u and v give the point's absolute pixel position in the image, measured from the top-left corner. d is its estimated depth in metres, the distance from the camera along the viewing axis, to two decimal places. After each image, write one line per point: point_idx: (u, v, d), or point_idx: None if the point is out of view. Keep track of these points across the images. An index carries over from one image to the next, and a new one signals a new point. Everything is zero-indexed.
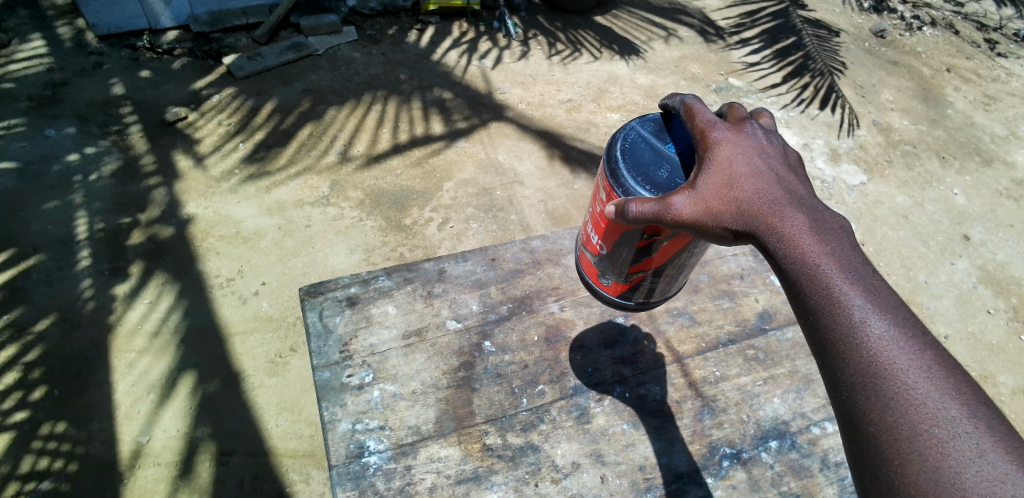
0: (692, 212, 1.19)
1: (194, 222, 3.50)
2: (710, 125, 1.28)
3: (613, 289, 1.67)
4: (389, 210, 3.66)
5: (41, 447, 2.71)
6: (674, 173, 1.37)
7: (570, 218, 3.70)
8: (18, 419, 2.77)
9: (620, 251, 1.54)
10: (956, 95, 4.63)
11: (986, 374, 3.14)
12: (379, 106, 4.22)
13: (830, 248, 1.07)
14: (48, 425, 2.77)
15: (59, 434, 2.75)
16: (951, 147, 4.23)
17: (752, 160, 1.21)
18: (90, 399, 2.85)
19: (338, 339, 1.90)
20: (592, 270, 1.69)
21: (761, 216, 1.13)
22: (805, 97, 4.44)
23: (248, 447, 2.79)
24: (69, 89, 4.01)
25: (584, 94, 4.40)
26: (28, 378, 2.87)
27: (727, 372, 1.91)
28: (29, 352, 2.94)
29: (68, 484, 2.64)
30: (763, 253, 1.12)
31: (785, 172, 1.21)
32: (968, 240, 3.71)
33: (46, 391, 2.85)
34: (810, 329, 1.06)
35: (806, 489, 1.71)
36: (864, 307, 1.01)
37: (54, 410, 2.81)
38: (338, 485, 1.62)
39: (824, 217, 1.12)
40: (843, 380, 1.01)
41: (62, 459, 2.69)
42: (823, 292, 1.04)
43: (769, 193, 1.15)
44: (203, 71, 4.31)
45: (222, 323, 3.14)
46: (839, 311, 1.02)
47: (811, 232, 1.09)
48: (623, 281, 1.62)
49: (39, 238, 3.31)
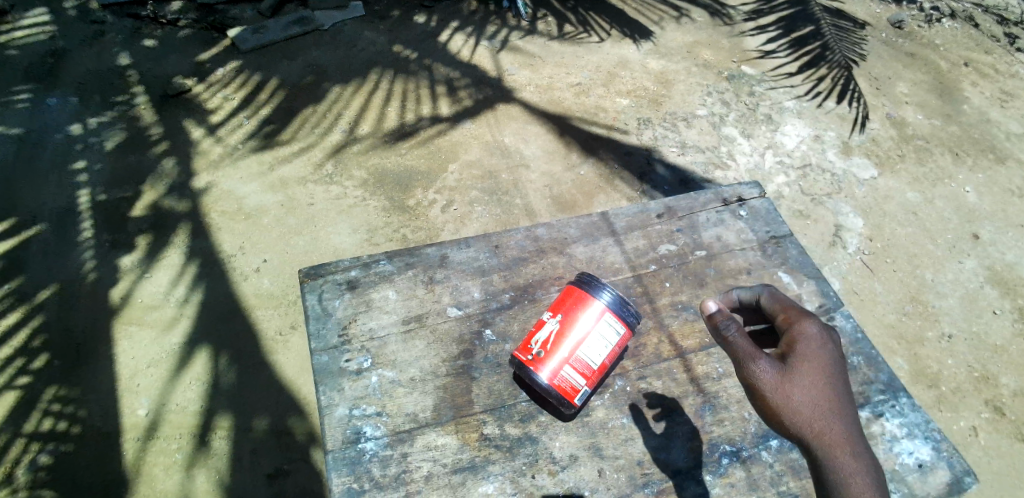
0: (768, 377, 1.52)
1: (196, 196, 3.47)
2: (788, 314, 1.64)
3: (571, 389, 1.69)
4: (393, 191, 3.62)
5: (43, 412, 2.72)
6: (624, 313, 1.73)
7: (575, 204, 3.65)
8: (21, 384, 2.78)
9: (594, 348, 1.70)
10: (973, 91, 4.53)
11: (987, 375, 3.14)
12: (386, 83, 4.16)
13: (840, 410, 1.50)
14: (50, 390, 2.78)
15: (60, 400, 2.75)
16: (964, 144, 4.15)
17: (818, 348, 1.56)
18: (91, 368, 2.85)
19: (337, 322, 1.87)
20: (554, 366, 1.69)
21: (801, 369, 1.53)
22: (822, 90, 4.38)
23: (246, 423, 2.77)
24: (72, 58, 3.97)
25: (594, 78, 4.33)
26: (31, 345, 2.88)
27: (730, 369, 1.89)
28: (30, 321, 2.94)
29: (68, 450, 2.64)
30: (803, 445, 1.47)
31: (839, 373, 1.56)
32: (977, 239, 3.66)
33: (48, 358, 2.86)
34: (815, 470, 1.45)
35: (805, 489, 1.70)
36: (847, 443, 1.45)
37: (56, 376, 2.81)
38: (334, 470, 1.62)
39: (841, 389, 1.53)
40: (826, 481, 1.42)
41: (65, 424, 2.70)
42: (820, 431, 1.47)
43: (819, 362, 1.54)
44: (207, 42, 4.24)
45: (222, 298, 3.12)
46: (829, 445, 1.45)
47: (829, 398, 1.51)
48: (584, 378, 1.70)
49: (41, 208, 3.31)
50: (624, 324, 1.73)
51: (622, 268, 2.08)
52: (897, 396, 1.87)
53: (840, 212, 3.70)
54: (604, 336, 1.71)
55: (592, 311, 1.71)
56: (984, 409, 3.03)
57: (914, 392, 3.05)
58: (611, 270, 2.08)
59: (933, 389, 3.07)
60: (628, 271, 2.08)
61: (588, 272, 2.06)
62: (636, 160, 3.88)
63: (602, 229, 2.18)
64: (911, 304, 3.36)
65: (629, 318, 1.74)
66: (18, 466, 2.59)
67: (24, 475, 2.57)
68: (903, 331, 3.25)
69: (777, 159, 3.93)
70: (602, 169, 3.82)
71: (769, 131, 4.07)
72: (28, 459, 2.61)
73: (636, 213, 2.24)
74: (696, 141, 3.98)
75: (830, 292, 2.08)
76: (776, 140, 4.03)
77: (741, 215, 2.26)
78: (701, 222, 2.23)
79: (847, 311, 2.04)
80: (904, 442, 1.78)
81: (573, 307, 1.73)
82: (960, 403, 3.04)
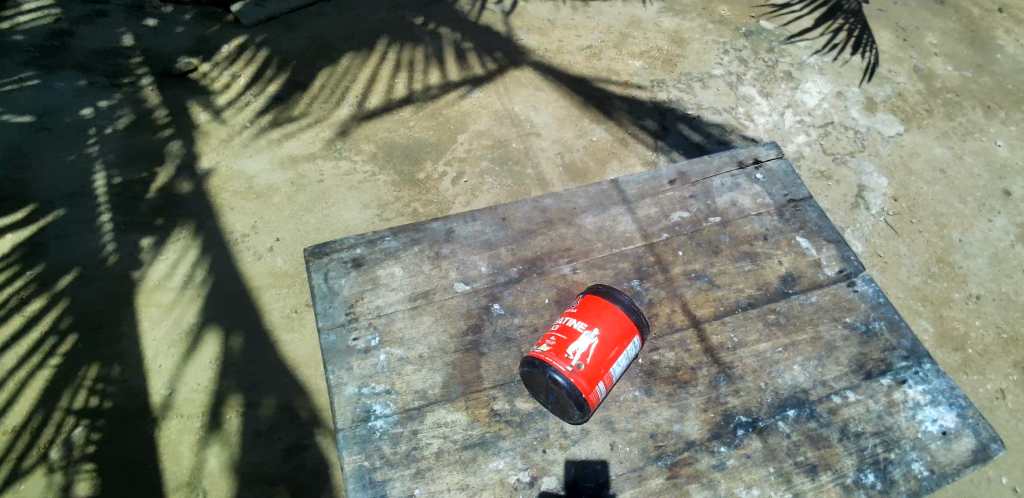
0: None
1: (207, 176, 3.48)
2: None
3: (596, 402, 1.66)
4: (403, 164, 3.58)
5: (73, 392, 2.76)
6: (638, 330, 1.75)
7: (588, 171, 3.58)
8: (52, 365, 2.83)
9: (620, 364, 1.70)
10: (1008, 39, 4.23)
11: (1016, 336, 3.04)
12: (392, 54, 4.07)
13: None
14: (79, 370, 2.82)
15: (89, 380, 2.80)
16: (996, 95, 3.93)
17: None
18: (117, 348, 2.90)
19: (344, 301, 1.87)
20: (591, 380, 1.63)
21: None
22: (838, 43, 4.21)
23: (266, 399, 2.81)
24: (78, 40, 3.95)
25: (605, 40, 4.19)
26: (59, 326, 2.92)
27: (746, 338, 1.84)
28: (55, 304, 2.98)
29: (98, 429, 2.69)
30: None
31: None
32: (1009, 195, 3.50)
33: (76, 339, 2.90)
34: None
35: (823, 459, 1.66)
36: None
37: (84, 357, 2.86)
38: (345, 449, 1.63)
39: None
40: None
41: (96, 401, 2.75)
42: None
43: None
44: (212, 19, 4.19)
45: (237, 277, 3.14)
46: None
47: None
48: (607, 389, 1.69)
49: (58, 192, 3.33)
50: (639, 343, 1.77)
51: (634, 238, 2.03)
52: (921, 362, 1.81)
53: (863, 171, 3.58)
54: (628, 353, 1.72)
55: (623, 329, 1.70)
56: (1012, 372, 2.95)
57: (938, 355, 2.97)
58: (622, 240, 2.02)
59: (960, 352, 2.99)
60: (640, 241, 2.03)
61: (598, 242, 2.02)
62: (650, 124, 3.77)
63: (612, 197, 2.12)
64: (936, 265, 3.26)
65: (642, 336, 1.78)
66: (51, 445, 2.64)
67: (59, 452, 2.63)
68: (928, 293, 3.16)
69: (797, 119, 3.80)
70: (614, 135, 3.72)
71: (789, 89, 3.93)
72: (60, 439, 2.65)
73: (647, 180, 2.17)
74: (712, 103, 3.85)
75: (851, 257, 2.00)
76: (796, 98, 3.89)
77: (758, 178, 2.18)
78: (715, 187, 2.16)
79: (869, 276, 1.97)
80: (928, 409, 1.73)
81: (606, 323, 1.69)
82: (987, 365, 2.96)
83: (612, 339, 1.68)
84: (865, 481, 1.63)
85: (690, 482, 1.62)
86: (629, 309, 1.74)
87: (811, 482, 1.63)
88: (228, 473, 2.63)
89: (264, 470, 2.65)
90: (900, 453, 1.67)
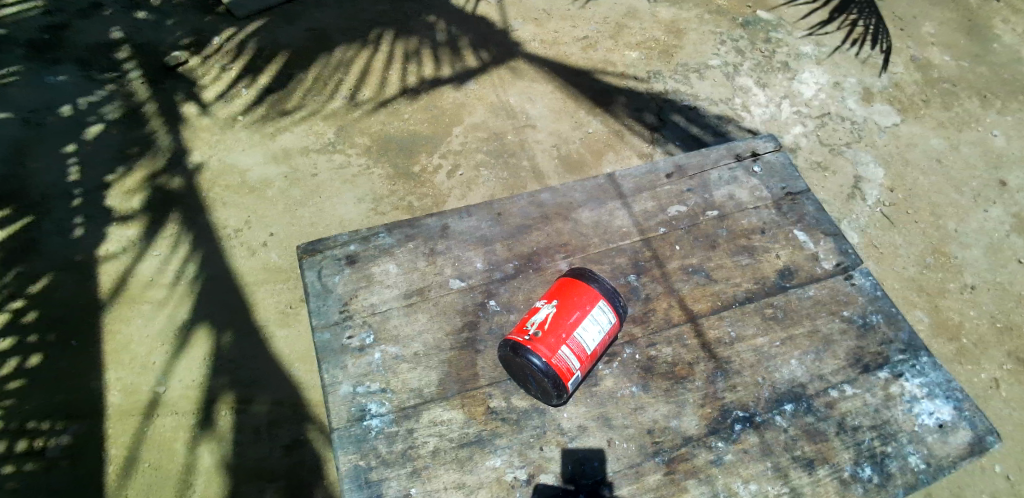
0: None
1: (200, 171, 3.45)
2: None
3: (567, 372, 1.63)
4: (397, 157, 3.55)
5: (35, 425, 2.67)
6: (611, 303, 1.74)
7: (583, 164, 3.56)
8: (14, 387, 2.75)
9: (589, 333, 1.68)
10: (1005, 28, 4.20)
11: (1011, 326, 3.05)
12: (386, 45, 4.03)
13: None
14: (46, 394, 2.76)
15: (54, 405, 2.73)
16: (993, 85, 3.92)
17: None
18: (94, 354, 2.87)
19: (338, 299, 1.85)
20: (552, 345, 1.64)
21: None
22: (857, 37, 4.14)
23: (263, 395, 2.80)
24: (67, 34, 3.90)
25: (601, 30, 4.15)
26: (23, 344, 2.85)
27: (743, 332, 1.83)
28: (23, 317, 2.92)
29: (73, 448, 2.64)
30: None
31: None
32: (1004, 186, 3.49)
33: (43, 357, 2.84)
34: None
35: (821, 454, 1.65)
36: None
37: (60, 368, 2.82)
38: (340, 448, 1.62)
39: None
40: None
41: (61, 425, 2.69)
42: None
43: None
44: (202, 11, 4.13)
45: (232, 274, 3.12)
46: None
47: None
48: (582, 361, 1.67)
49: (46, 189, 3.30)
50: (615, 313, 1.74)
51: (631, 232, 2.02)
52: (918, 355, 1.80)
53: (860, 162, 3.57)
54: (598, 322, 1.70)
55: (588, 298, 1.71)
56: (1007, 361, 2.95)
57: (934, 346, 2.98)
58: (619, 235, 2.01)
59: (955, 342, 2.99)
60: (637, 235, 2.01)
61: (595, 237, 2.00)
62: (646, 115, 3.74)
63: (609, 192, 2.10)
64: (932, 255, 3.25)
65: (618, 308, 1.76)
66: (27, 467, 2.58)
67: (31, 480, 2.55)
68: (923, 284, 3.16)
69: (794, 109, 3.78)
70: (611, 126, 3.70)
71: (786, 80, 3.90)
72: (36, 462, 2.60)
73: (644, 173, 2.15)
74: (709, 94, 3.83)
75: (848, 250, 1.99)
76: (793, 89, 3.87)
77: (755, 171, 2.16)
78: (712, 181, 2.14)
79: (867, 269, 1.96)
80: (925, 402, 1.73)
81: (570, 294, 1.72)
82: (982, 355, 2.96)
83: (574, 306, 1.70)
84: (862, 474, 1.63)
85: (687, 477, 1.62)
86: (595, 281, 1.76)
87: (808, 476, 1.62)
88: (224, 470, 2.62)
89: (260, 467, 2.65)
90: (897, 446, 1.67)
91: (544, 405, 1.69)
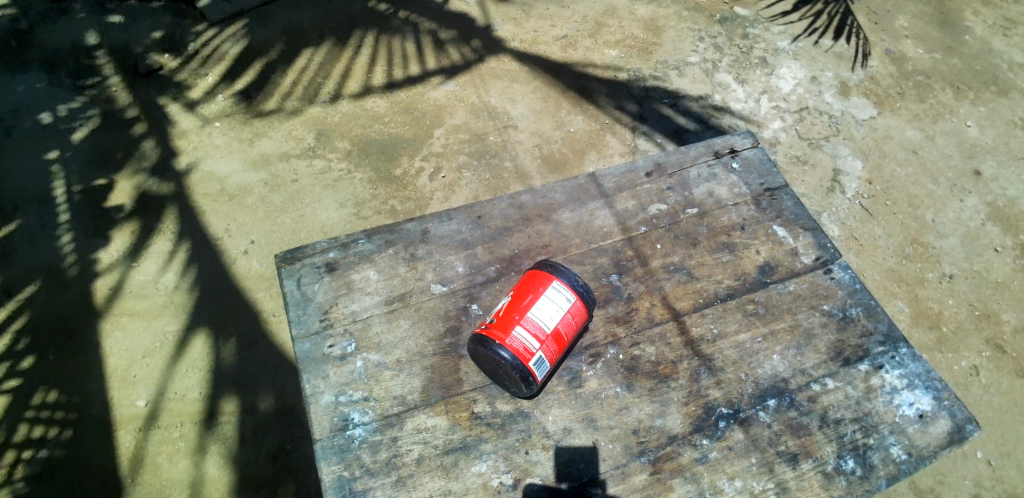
0: None
1: (177, 178, 3.40)
2: None
3: (525, 352, 1.64)
4: (378, 161, 3.53)
5: (33, 416, 2.68)
6: (570, 285, 1.74)
7: (565, 164, 3.56)
8: (8, 388, 2.75)
9: (545, 312, 1.69)
10: (976, 20, 4.26)
11: (988, 313, 3.10)
12: (364, 48, 4.00)
13: None
14: (25, 408, 2.71)
15: (30, 421, 2.68)
16: (966, 76, 3.97)
17: None
18: (73, 367, 2.82)
19: (318, 307, 1.84)
20: (505, 328, 1.67)
21: None
22: (818, 27, 4.21)
23: (247, 406, 2.77)
24: (35, 40, 3.80)
25: (580, 29, 4.14)
26: (17, 347, 2.84)
27: (725, 329, 1.84)
28: (15, 321, 2.90)
29: (56, 460, 2.61)
30: None
31: None
32: (979, 175, 3.55)
33: (33, 362, 2.81)
34: None
35: (804, 448, 1.67)
36: None
37: (46, 376, 2.78)
38: (323, 459, 1.61)
39: None
40: None
41: (58, 427, 2.67)
42: None
43: None
44: (176, 15, 4.07)
45: (212, 282, 3.08)
46: None
47: None
48: (539, 341, 1.66)
49: (17, 200, 3.23)
50: (574, 292, 1.74)
51: (612, 232, 2.02)
52: (898, 346, 1.82)
53: (838, 155, 3.60)
54: (555, 301, 1.71)
55: (541, 281, 1.74)
56: (985, 348, 3.00)
57: (914, 335, 3.02)
58: (600, 235, 2.01)
59: (934, 330, 3.04)
60: (618, 235, 2.01)
61: (576, 238, 2.00)
62: (627, 113, 3.76)
63: (590, 192, 2.10)
64: (910, 246, 3.29)
65: (578, 286, 1.76)
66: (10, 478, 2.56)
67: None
68: (903, 274, 3.20)
69: (773, 104, 3.80)
70: (592, 125, 3.71)
71: (764, 75, 3.93)
72: (15, 479, 2.56)
73: (624, 172, 2.15)
74: (689, 90, 3.84)
75: (827, 244, 2.01)
76: (771, 84, 3.89)
77: (734, 168, 2.17)
78: (692, 178, 2.14)
79: (846, 262, 1.98)
80: (905, 393, 1.74)
81: (525, 281, 1.76)
82: (961, 343, 3.01)
83: (528, 290, 1.73)
84: (845, 467, 1.65)
85: (673, 476, 1.62)
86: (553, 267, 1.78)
87: (792, 471, 1.64)
88: (210, 483, 2.60)
89: (246, 477, 2.62)
90: (878, 438, 1.68)
91: (514, 392, 1.69)
